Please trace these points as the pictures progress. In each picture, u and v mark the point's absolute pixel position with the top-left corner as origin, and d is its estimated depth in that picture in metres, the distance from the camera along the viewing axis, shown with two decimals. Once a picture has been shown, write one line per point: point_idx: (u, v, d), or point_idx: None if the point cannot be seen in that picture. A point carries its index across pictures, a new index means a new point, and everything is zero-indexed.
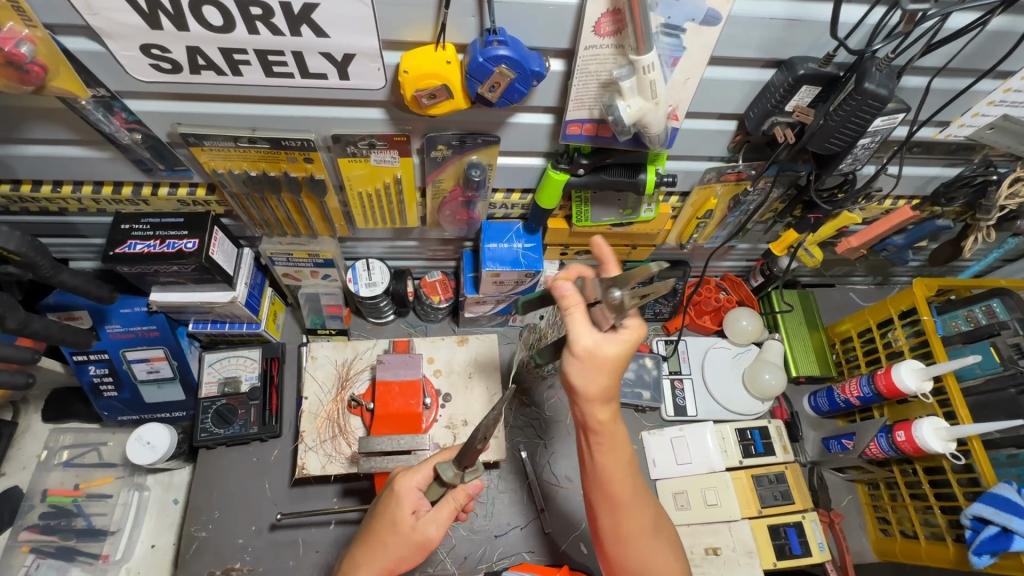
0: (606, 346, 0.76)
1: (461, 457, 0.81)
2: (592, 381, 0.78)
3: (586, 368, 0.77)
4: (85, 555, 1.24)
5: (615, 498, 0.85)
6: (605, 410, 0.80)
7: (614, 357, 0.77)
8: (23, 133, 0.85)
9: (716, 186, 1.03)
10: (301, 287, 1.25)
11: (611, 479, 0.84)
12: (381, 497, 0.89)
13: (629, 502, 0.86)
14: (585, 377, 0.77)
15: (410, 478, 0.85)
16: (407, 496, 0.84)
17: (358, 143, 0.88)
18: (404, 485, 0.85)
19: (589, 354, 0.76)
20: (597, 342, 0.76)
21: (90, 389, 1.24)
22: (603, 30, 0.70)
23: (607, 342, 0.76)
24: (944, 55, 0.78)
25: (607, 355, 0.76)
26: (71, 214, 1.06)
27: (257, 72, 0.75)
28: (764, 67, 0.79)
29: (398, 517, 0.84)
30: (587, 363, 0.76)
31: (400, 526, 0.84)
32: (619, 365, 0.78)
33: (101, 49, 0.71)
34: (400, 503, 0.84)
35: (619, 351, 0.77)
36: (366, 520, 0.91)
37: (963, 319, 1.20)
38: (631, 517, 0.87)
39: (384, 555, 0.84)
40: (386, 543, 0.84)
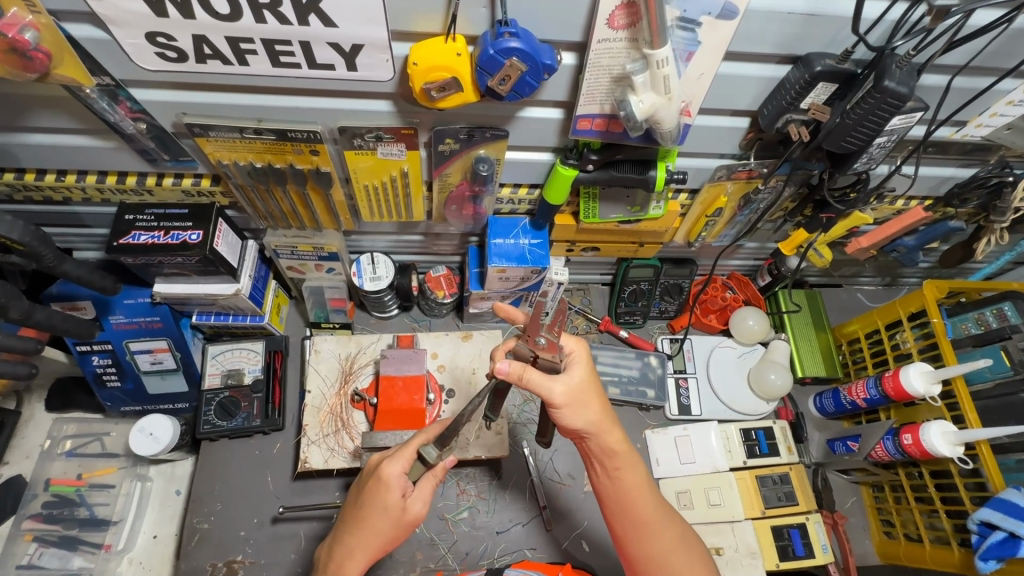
0: (576, 378, 0.81)
1: (445, 436, 0.82)
2: (587, 411, 0.82)
3: (580, 403, 0.81)
4: (87, 545, 1.24)
5: (640, 518, 0.85)
6: (610, 429, 0.83)
7: (585, 381, 0.81)
8: (27, 122, 0.84)
9: (726, 184, 1.02)
10: (305, 280, 1.25)
11: (627, 498, 0.86)
12: (365, 483, 0.86)
13: (653, 521, 0.86)
14: (578, 411, 0.81)
15: (395, 464, 0.83)
16: (395, 480, 0.82)
17: (365, 135, 0.87)
18: (390, 470, 0.82)
19: (568, 393, 0.80)
20: (567, 376, 0.80)
21: (93, 379, 1.24)
22: (617, 23, 0.68)
23: (571, 376, 0.81)
24: (966, 52, 0.76)
25: (579, 386, 0.80)
26: (75, 203, 1.05)
27: (264, 62, 0.74)
28: (780, 63, 0.78)
29: (387, 502, 0.82)
30: (575, 397, 0.80)
31: (388, 509, 0.82)
32: (596, 389, 0.83)
33: (105, 36, 0.70)
34: (388, 488, 0.82)
35: (586, 374, 0.82)
36: (349, 507, 0.88)
37: (973, 322, 1.18)
38: (660, 537, 0.85)
39: (373, 539, 0.83)
40: (377, 528, 0.82)
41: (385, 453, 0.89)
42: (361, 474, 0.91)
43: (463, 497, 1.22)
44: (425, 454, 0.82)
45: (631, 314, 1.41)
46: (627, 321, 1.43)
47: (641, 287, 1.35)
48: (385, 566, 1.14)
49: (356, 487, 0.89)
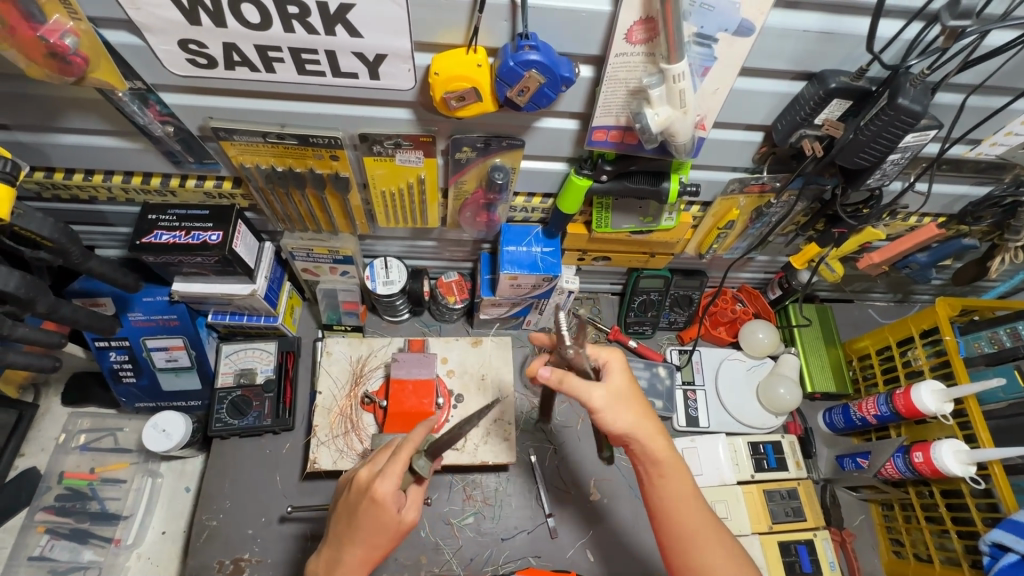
0: (614, 382, 0.82)
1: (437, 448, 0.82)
2: (626, 414, 0.81)
3: (621, 407, 0.81)
4: (98, 539, 1.26)
5: (691, 530, 0.81)
6: (651, 436, 0.82)
7: (622, 387, 0.82)
8: (60, 123, 0.87)
9: (739, 197, 1.03)
10: (319, 282, 1.27)
11: (675, 508, 0.82)
12: (356, 500, 0.82)
13: (704, 534, 0.81)
14: (619, 414, 0.81)
15: (388, 482, 0.80)
16: (391, 498, 0.80)
17: (384, 142, 0.89)
18: (384, 490, 0.79)
19: (609, 394, 0.81)
20: (605, 383, 0.82)
21: (110, 374, 1.26)
22: (635, 38, 0.70)
23: (610, 381, 0.82)
24: (980, 72, 0.77)
25: (619, 389, 0.82)
26: (100, 202, 1.08)
27: (291, 70, 0.76)
28: (794, 79, 0.79)
29: (387, 520, 0.80)
30: (617, 397, 0.82)
31: (387, 524, 0.81)
32: (637, 396, 0.83)
33: (139, 42, 0.73)
34: (387, 508, 0.79)
35: (623, 380, 0.83)
36: (343, 525, 0.84)
37: (987, 340, 1.18)
38: (712, 551, 0.80)
39: (373, 550, 0.83)
40: (378, 541, 0.82)
41: (366, 465, 0.86)
42: (346, 488, 0.87)
43: (469, 503, 1.22)
44: (417, 466, 0.83)
45: (641, 324, 1.41)
46: (636, 331, 1.43)
47: (651, 298, 1.36)
48: (390, 567, 1.15)
49: (343, 503, 0.85)
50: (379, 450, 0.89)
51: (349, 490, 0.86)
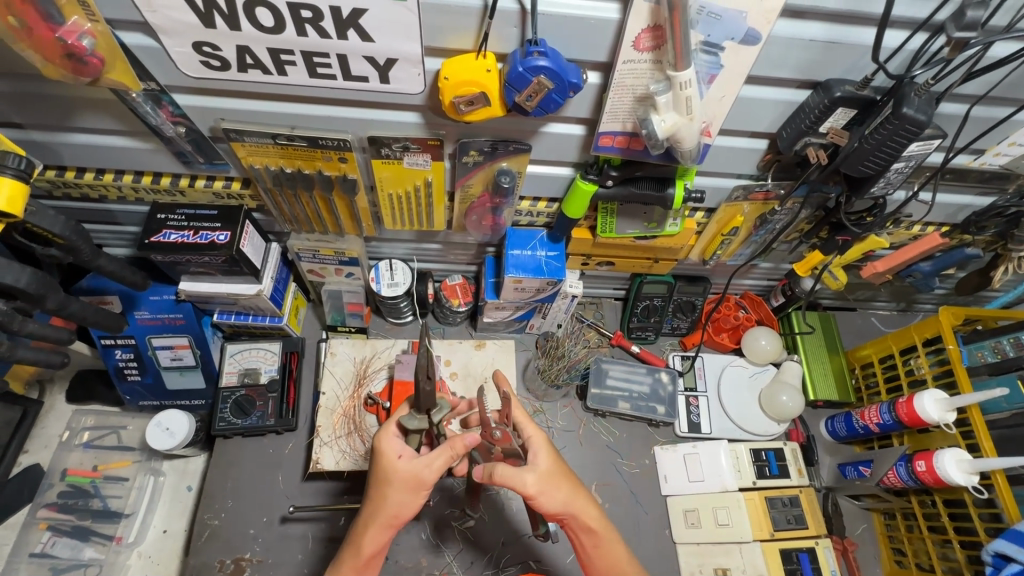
0: (542, 466, 0.82)
1: (424, 395, 0.80)
2: (562, 490, 0.82)
3: (555, 489, 0.82)
4: (99, 536, 1.26)
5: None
6: (585, 507, 0.84)
7: (550, 465, 0.83)
8: (73, 122, 0.88)
9: (743, 204, 1.04)
10: (324, 283, 1.28)
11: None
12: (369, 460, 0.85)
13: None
14: (552, 495, 0.81)
15: (385, 431, 0.82)
16: (390, 445, 0.81)
17: (392, 145, 0.90)
18: (383, 440, 0.82)
19: (542, 478, 0.81)
20: (533, 467, 0.82)
21: (115, 372, 1.27)
22: (643, 45, 0.71)
23: (537, 463, 0.83)
24: (984, 83, 0.78)
25: (548, 471, 0.82)
26: (110, 201, 1.09)
27: (301, 73, 0.77)
28: (799, 87, 0.79)
29: (388, 468, 0.79)
30: (551, 474, 0.83)
31: (393, 475, 0.79)
32: (564, 467, 0.85)
33: (154, 44, 0.74)
34: (385, 453, 0.80)
35: (549, 460, 0.83)
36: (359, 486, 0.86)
37: (990, 350, 1.20)
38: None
39: (387, 508, 0.79)
40: (386, 494, 0.79)
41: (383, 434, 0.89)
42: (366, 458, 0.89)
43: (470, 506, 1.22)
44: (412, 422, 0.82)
45: (643, 330, 1.42)
46: (639, 337, 1.44)
47: (654, 303, 1.37)
48: (390, 569, 1.15)
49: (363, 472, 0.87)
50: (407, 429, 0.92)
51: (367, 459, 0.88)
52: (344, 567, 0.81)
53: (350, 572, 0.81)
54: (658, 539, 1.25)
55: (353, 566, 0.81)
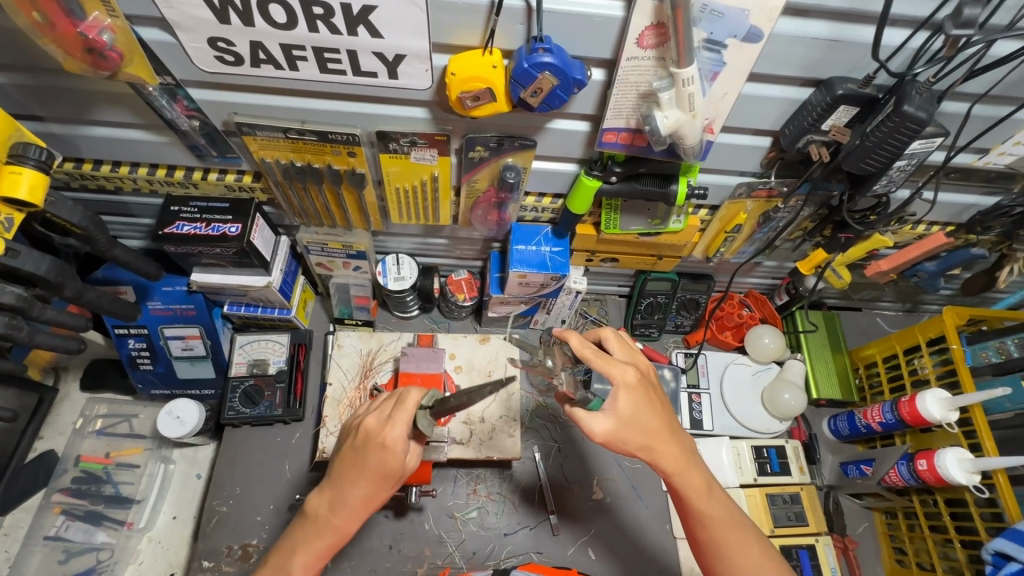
0: (624, 405, 0.78)
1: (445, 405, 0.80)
2: (647, 416, 0.79)
3: (632, 433, 0.79)
4: (110, 521, 1.29)
5: (717, 524, 0.83)
6: (666, 445, 0.80)
7: (633, 411, 0.78)
8: (92, 116, 0.91)
9: (747, 201, 1.04)
10: (332, 277, 1.30)
11: (699, 512, 0.83)
12: (363, 446, 0.79)
13: (725, 537, 0.83)
14: (628, 439, 0.79)
15: (398, 427, 0.78)
16: (400, 446, 0.78)
17: (400, 140, 0.91)
18: (394, 436, 0.77)
19: (622, 420, 0.78)
20: (611, 412, 0.78)
21: (128, 361, 1.30)
22: (646, 43, 0.72)
23: (616, 408, 0.78)
24: (986, 81, 0.78)
25: (629, 416, 0.78)
26: (125, 193, 1.12)
27: (313, 68, 0.79)
28: (801, 85, 0.80)
29: (395, 467, 0.78)
30: (636, 405, 0.79)
31: (395, 471, 0.79)
32: (653, 407, 0.80)
33: (171, 40, 0.76)
34: (398, 454, 0.77)
35: (629, 406, 0.78)
36: (342, 464, 0.81)
37: (994, 350, 1.19)
38: (742, 546, 0.83)
39: (378, 494, 0.81)
40: (384, 485, 0.80)
41: (374, 413, 0.82)
42: (350, 432, 0.83)
43: (473, 497, 1.24)
44: (422, 425, 0.80)
45: (647, 326, 1.43)
46: (643, 333, 1.45)
47: (657, 300, 1.38)
48: (393, 558, 1.17)
49: (347, 447, 0.81)
50: (384, 396, 0.88)
51: (355, 437, 0.81)
52: (321, 544, 0.82)
53: (321, 545, 0.82)
54: (658, 534, 1.24)
55: (328, 539, 0.82)
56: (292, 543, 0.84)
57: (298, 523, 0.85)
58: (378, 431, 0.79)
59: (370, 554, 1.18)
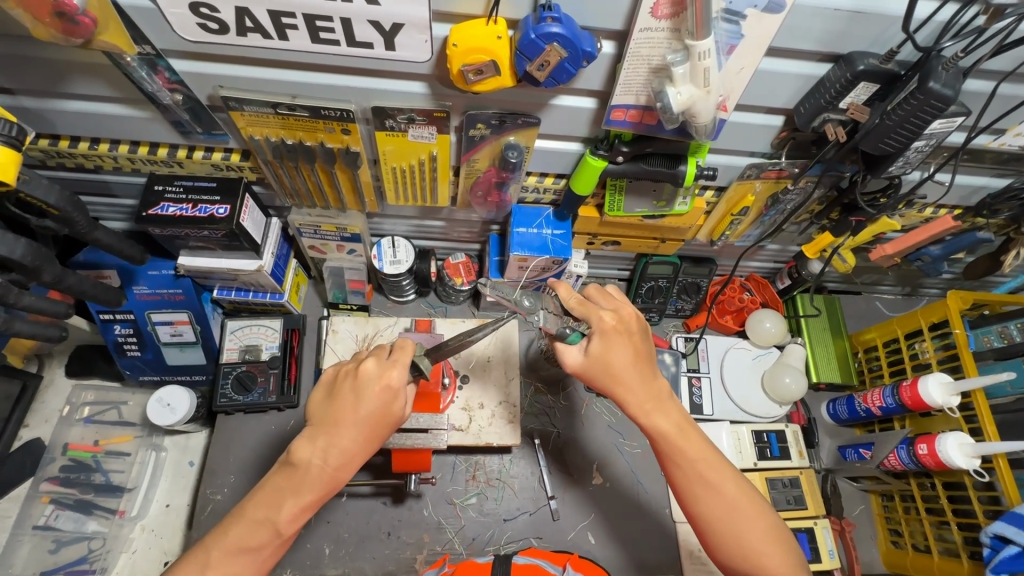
0: (594, 347, 0.82)
1: (441, 349, 0.88)
2: (617, 356, 0.82)
3: (600, 372, 0.82)
4: (102, 510, 1.26)
5: (692, 460, 0.81)
6: (640, 381, 0.82)
7: (602, 349, 0.82)
8: (67, 88, 0.85)
9: (755, 183, 1.01)
10: (326, 260, 1.26)
11: (669, 453, 0.82)
12: (364, 387, 0.78)
13: (700, 474, 0.81)
14: (595, 378, 0.83)
15: (400, 369, 0.80)
16: (401, 387, 0.80)
17: (397, 116, 0.87)
18: (396, 376, 0.79)
19: (591, 359, 0.82)
20: (585, 348, 0.83)
21: (114, 348, 1.25)
22: (661, 12, 0.67)
23: (587, 347, 0.83)
24: (1013, 58, 0.75)
25: (597, 356, 0.82)
26: (105, 172, 1.07)
27: (304, 38, 0.74)
28: (820, 60, 0.77)
29: (395, 411, 0.79)
30: (605, 347, 0.82)
31: (394, 415, 0.80)
32: (636, 347, 0.83)
33: (150, 5, 0.71)
34: (399, 394, 0.79)
35: (601, 346, 0.82)
36: (337, 409, 0.79)
37: (997, 335, 1.19)
38: (719, 481, 0.80)
39: (373, 442, 0.80)
40: (380, 432, 0.79)
41: (370, 355, 0.81)
42: (343, 376, 0.81)
43: (473, 483, 1.23)
44: (422, 366, 0.84)
45: (648, 311, 1.41)
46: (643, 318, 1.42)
47: (659, 284, 1.35)
48: (392, 545, 1.16)
49: (343, 391, 0.79)
50: (369, 346, 0.87)
51: (352, 380, 0.80)
52: (313, 490, 0.77)
53: (313, 495, 0.77)
54: (659, 518, 1.23)
55: (320, 485, 0.78)
56: (277, 493, 0.78)
57: (280, 474, 0.79)
58: (381, 373, 0.80)
59: (369, 541, 1.16)
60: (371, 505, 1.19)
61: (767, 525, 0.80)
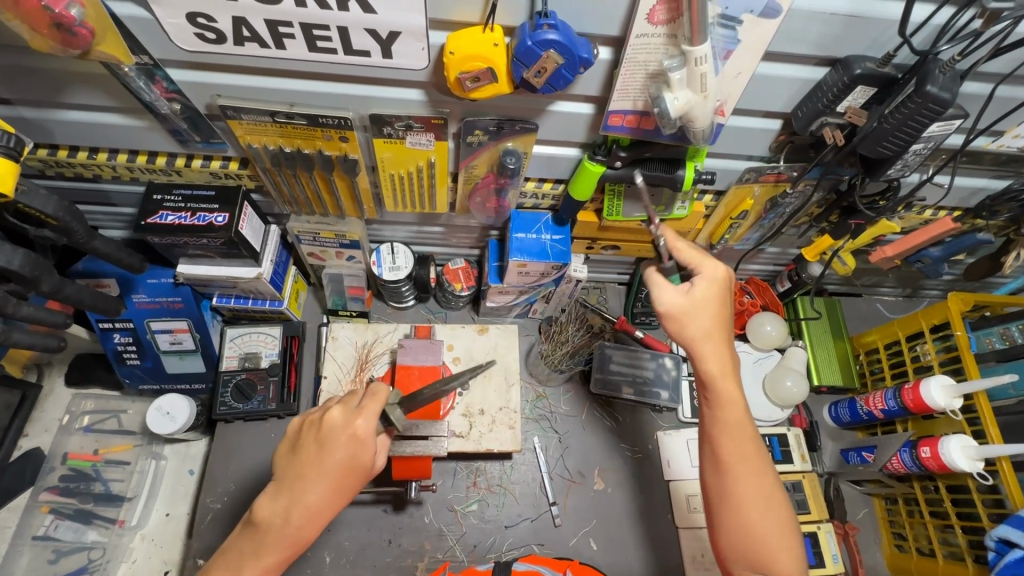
0: (698, 290, 0.82)
1: (416, 398, 0.84)
2: (708, 312, 0.83)
3: (690, 319, 0.83)
4: (101, 520, 1.25)
5: (740, 443, 0.81)
6: (722, 344, 0.83)
7: (702, 297, 0.82)
8: (65, 99, 0.85)
9: (754, 186, 1.01)
10: (325, 267, 1.26)
11: (729, 422, 0.82)
12: (329, 438, 0.78)
13: (750, 453, 0.81)
14: (686, 323, 0.83)
15: (367, 419, 0.78)
16: (367, 438, 0.78)
17: (394, 123, 0.87)
18: (363, 427, 0.78)
19: (690, 300, 0.82)
20: (690, 288, 0.83)
21: (114, 356, 1.25)
22: (657, 18, 0.67)
23: (691, 289, 0.83)
24: (1010, 61, 0.75)
25: (694, 300, 0.82)
26: (104, 181, 1.07)
27: (301, 47, 0.74)
28: (817, 64, 0.77)
29: (363, 462, 0.78)
30: (704, 298, 0.82)
31: (363, 467, 0.78)
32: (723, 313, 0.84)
33: (148, 15, 0.71)
34: (366, 445, 0.78)
35: (704, 293, 0.82)
36: (300, 463, 0.78)
37: (998, 336, 1.19)
38: (760, 472, 0.81)
39: (341, 495, 0.79)
40: (347, 485, 0.78)
41: (339, 403, 0.80)
42: (309, 427, 0.80)
43: (473, 490, 1.22)
44: (393, 417, 0.81)
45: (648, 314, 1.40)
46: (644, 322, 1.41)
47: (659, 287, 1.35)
48: (393, 552, 1.16)
49: (307, 443, 0.79)
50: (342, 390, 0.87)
51: (317, 431, 0.79)
52: (277, 547, 0.76)
53: (277, 553, 0.76)
54: (661, 525, 1.22)
55: (283, 544, 0.77)
56: (239, 556, 0.77)
57: (245, 534, 0.79)
58: (347, 423, 0.79)
59: (370, 549, 1.16)
60: (372, 513, 1.18)
61: (783, 524, 0.79)
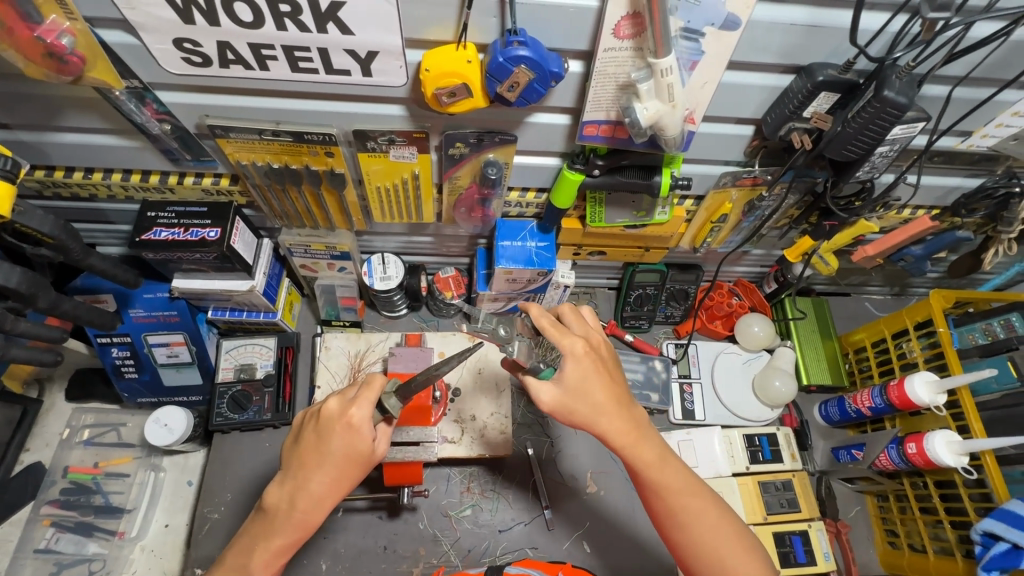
0: (569, 376, 0.79)
1: (411, 383, 0.84)
2: (594, 386, 0.80)
3: (579, 402, 0.79)
4: (102, 532, 1.27)
5: (673, 491, 0.81)
6: (616, 414, 0.81)
7: (577, 380, 0.79)
8: (60, 122, 0.89)
9: (731, 190, 1.03)
10: (317, 278, 1.28)
11: (654, 484, 0.82)
12: (327, 427, 0.79)
13: (687, 504, 0.81)
14: (574, 409, 0.80)
15: (362, 408, 0.79)
16: (364, 426, 0.79)
17: (378, 138, 0.90)
18: (358, 415, 0.78)
19: (568, 390, 0.79)
20: (558, 379, 0.80)
21: (113, 370, 1.28)
22: (623, 33, 0.70)
23: (562, 376, 0.80)
24: (967, 64, 0.77)
25: (572, 386, 0.79)
26: (100, 200, 1.10)
27: (284, 67, 0.77)
28: (783, 72, 0.79)
29: (363, 448, 0.79)
30: (582, 374, 0.80)
31: (362, 454, 0.79)
32: (605, 381, 0.81)
33: (136, 41, 0.74)
34: (362, 434, 0.78)
35: (575, 378, 0.79)
36: (303, 452, 0.80)
37: (981, 332, 1.21)
38: (701, 509, 0.81)
39: (346, 481, 0.80)
40: (351, 472, 0.80)
41: (335, 395, 0.82)
42: (309, 419, 0.82)
43: (467, 495, 1.24)
44: (387, 404, 0.82)
45: (637, 318, 1.42)
46: (633, 326, 1.44)
47: (647, 291, 1.37)
48: (388, 559, 1.17)
49: (308, 433, 0.81)
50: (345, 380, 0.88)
51: (316, 421, 0.81)
52: (282, 531, 0.79)
53: (284, 537, 0.79)
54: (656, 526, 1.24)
55: (289, 529, 0.79)
56: (249, 542, 0.81)
57: (255, 521, 0.82)
58: (342, 412, 0.79)
59: (366, 555, 1.17)
60: (367, 520, 1.20)
61: (746, 555, 0.80)
